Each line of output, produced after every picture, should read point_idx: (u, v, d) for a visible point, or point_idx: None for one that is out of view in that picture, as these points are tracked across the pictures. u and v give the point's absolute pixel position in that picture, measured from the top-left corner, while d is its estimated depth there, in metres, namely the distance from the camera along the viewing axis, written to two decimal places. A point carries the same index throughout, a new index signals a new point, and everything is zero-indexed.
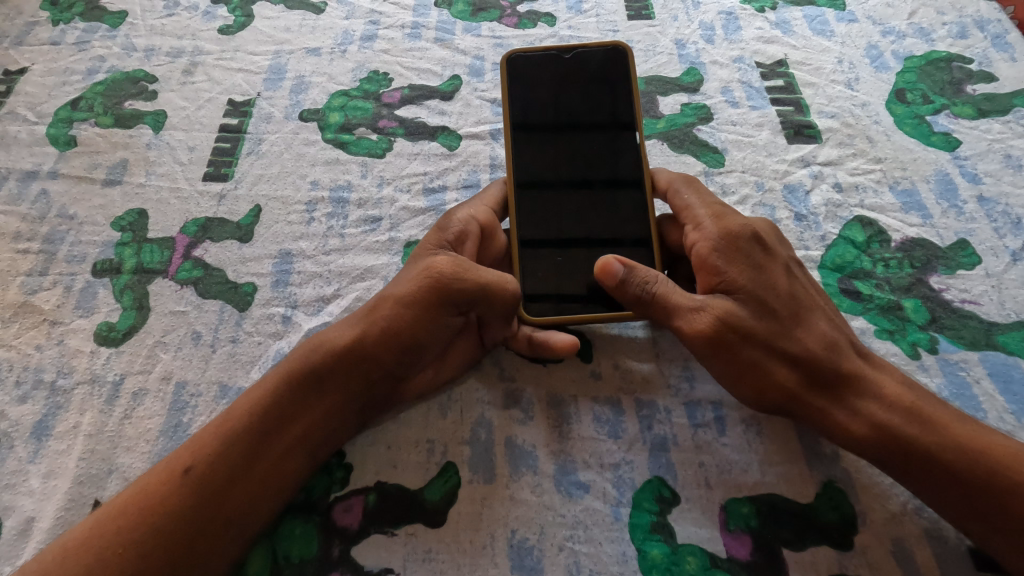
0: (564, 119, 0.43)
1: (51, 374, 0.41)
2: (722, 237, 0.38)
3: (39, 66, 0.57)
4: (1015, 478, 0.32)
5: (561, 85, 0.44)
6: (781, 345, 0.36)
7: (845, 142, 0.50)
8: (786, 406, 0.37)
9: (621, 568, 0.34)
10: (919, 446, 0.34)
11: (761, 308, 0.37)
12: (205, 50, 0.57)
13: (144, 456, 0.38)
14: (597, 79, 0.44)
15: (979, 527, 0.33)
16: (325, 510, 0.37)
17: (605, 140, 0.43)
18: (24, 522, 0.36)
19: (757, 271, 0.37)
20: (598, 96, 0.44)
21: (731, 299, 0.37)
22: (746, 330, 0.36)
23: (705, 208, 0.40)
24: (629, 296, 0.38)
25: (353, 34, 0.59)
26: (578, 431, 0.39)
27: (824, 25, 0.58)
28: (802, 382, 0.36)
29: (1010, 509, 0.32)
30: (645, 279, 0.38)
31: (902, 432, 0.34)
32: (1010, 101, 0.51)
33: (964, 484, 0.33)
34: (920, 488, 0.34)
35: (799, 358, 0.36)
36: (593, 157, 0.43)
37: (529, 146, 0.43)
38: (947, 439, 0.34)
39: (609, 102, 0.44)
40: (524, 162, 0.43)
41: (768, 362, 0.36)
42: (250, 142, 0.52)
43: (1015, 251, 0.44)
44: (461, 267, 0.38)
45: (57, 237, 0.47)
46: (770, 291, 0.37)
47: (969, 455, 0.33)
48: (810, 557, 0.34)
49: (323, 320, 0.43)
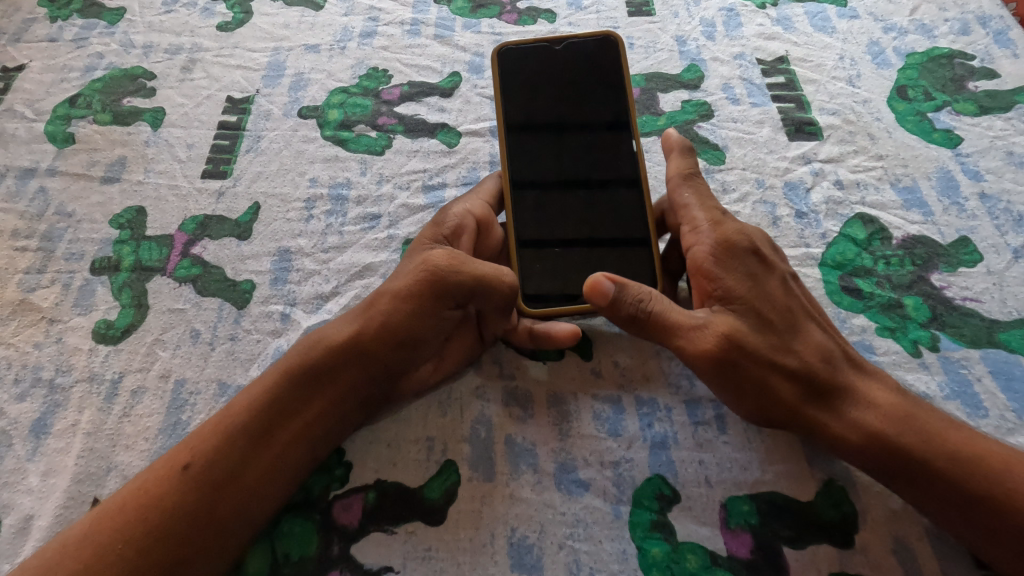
0: (558, 109, 0.43)
1: (50, 372, 0.41)
2: (719, 245, 0.38)
3: (38, 63, 0.56)
4: (1011, 485, 0.32)
5: (553, 77, 0.44)
6: (778, 354, 0.36)
7: (846, 139, 0.50)
8: (781, 416, 0.37)
9: (621, 566, 0.34)
10: (914, 454, 0.33)
11: (757, 317, 0.37)
12: (203, 47, 0.57)
13: (143, 454, 0.38)
14: (588, 69, 0.44)
15: (975, 533, 0.33)
16: (324, 508, 0.36)
17: (599, 130, 0.43)
18: (23, 520, 0.36)
19: (751, 281, 0.37)
20: (590, 86, 0.44)
21: (726, 309, 0.37)
22: (744, 340, 0.36)
23: (700, 215, 0.40)
24: (623, 315, 0.38)
25: (353, 30, 0.58)
26: (578, 429, 0.39)
27: (825, 21, 0.57)
28: (798, 393, 0.36)
29: (1007, 516, 0.32)
30: (639, 295, 0.37)
31: (897, 440, 0.34)
32: (1012, 98, 0.51)
33: (961, 491, 0.33)
34: (915, 496, 0.34)
35: (795, 368, 0.36)
36: (588, 147, 0.43)
37: (525, 138, 0.43)
38: (941, 447, 0.33)
39: (602, 92, 0.44)
40: (521, 153, 0.43)
41: (767, 373, 0.36)
42: (249, 139, 0.52)
43: (1016, 248, 0.44)
44: (459, 261, 0.37)
45: (55, 235, 0.47)
46: (766, 300, 0.37)
47: (965, 462, 0.33)
48: (810, 556, 0.34)
49: (322, 317, 0.43)
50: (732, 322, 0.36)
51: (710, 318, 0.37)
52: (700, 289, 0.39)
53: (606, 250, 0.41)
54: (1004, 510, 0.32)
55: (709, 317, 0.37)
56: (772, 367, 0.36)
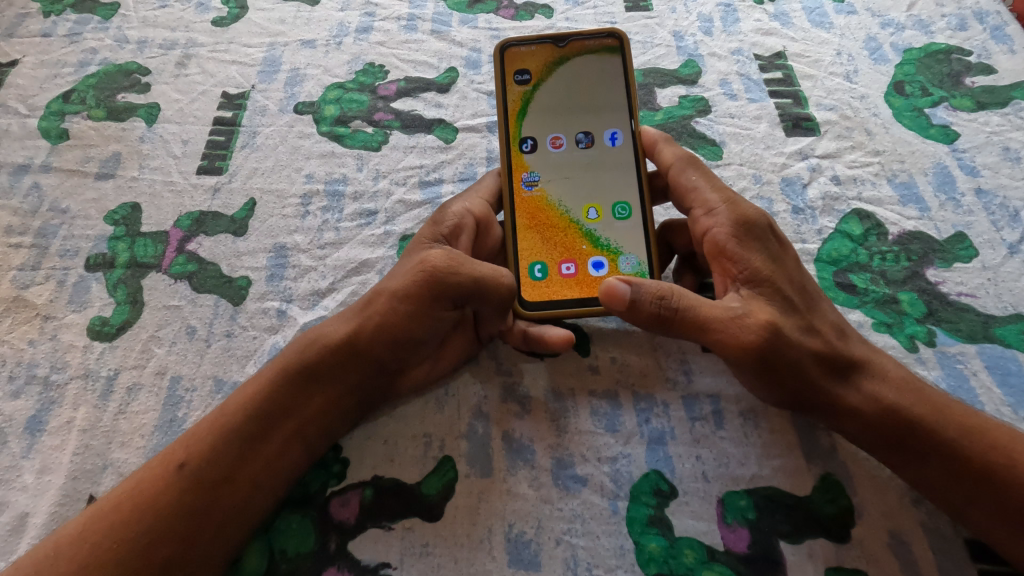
0: (559, 112, 0.43)
1: (45, 369, 0.41)
2: (741, 226, 0.38)
3: (30, 58, 0.56)
4: (1012, 456, 0.33)
5: (556, 79, 0.44)
6: (802, 333, 0.36)
7: (843, 135, 0.50)
8: (799, 396, 0.37)
9: (618, 562, 0.34)
10: (926, 425, 0.34)
11: (783, 296, 0.36)
12: (198, 43, 0.57)
13: (139, 452, 0.38)
14: (593, 69, 0.44)
15: (980, 508, 0.33)
16: (322, 505, 0.36)
17: (601, 132, 0.43)
18: (18, 517, 0.36)
19: (775, 261, 0.37)
20: (594, 89, 0.44)
21: (753, 290, 0.37)
22: (775, 320, 0.36)
23: (718, 193, 0.40)
24: (645, 315, 0.37)
25: (349, 26, 0.58)
26: (575, 425, 0.39)
27: (823, 17, 0.57)
28: (820, 370, 0.36)
29: (1010, 488, 0.32)
30: (664, 296, 0.36)
31: (910, 411, 0.34)
32: (1009, 94, 0.50)
33: (967, 463, 0.33)
34: (921, 470, 0.34)
35: (816, 345, 0.36)
36: (590, 150, 0.43)
37: (527, 141, 0.43)
38: (950, 417, 0.34)
39: (606, 90, 0.43)
40: (524, 157, 0.43)
41: (794, 353, 0.35)
42: (244, 136, 0.51)
43: (1013, 243, 0.44)
44: (457, 261, 0.37)
45: (49, 231, 0.47)
46: (789, 278, 0.37)
47: (971, 432, 0.34)
48: (806, 551, 0.34)
49: (318, 314, 0.43)
50: (760, 302, 0.36)
51: (748, 308, 0.36)
52: (723, 271, 0.39)
53: (602, 246, 0.41)
54: (1007, 481, 0.32)
55: (746, 305, 0.36)
56: (798, 344, 0.36)
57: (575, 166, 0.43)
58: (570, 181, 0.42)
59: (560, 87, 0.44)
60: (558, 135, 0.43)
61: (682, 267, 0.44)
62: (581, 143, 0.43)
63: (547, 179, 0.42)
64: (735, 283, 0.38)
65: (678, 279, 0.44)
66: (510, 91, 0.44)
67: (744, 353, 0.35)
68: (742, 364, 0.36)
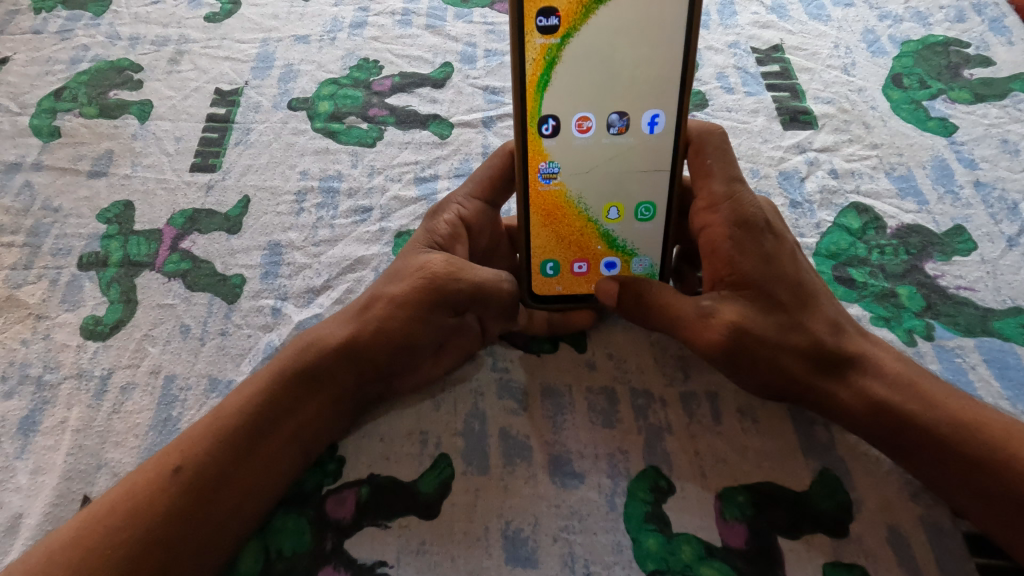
0: (591, 81, 0.37)
1: (38, 368, 0.41)
2: (735, 225, 0.38)
3: (21, 55, 0.56)
4: (1006, 452, 0.33)
5: (592, 26, 0.36)
6: (785, 331, 0.36)
7: (841, 128, 0.50)
8: (783, 390, 0.37)
9: (616, 558, 0.34)
10: (915, 420, 0.34)
11: (768, 296, 0.36)
12: (191, 39, 0.57)
13: (133, 451, 0.38)
14: (640, 15, 0.36)
15: (972, 499, 0.33)
16: (319, 503, 0.36)
17: (635, 111, 0.38)
18: (11, 519, 0.36)
19: (768, 261, 0.37)
20: (637, 44, 0.36)
21: (741, 293, 0.37)
22: (747, 320, 0.36)
23: (719, 185, 0.39)
24: (629, 312, 0.40)
25: (343, 21, 0.58)
26: (572, 421, 0.38)
27: (821, 9, 0.57)
28: (805, 367, 0.36)
29: (1001, 484, 0.32)
30: (639, 291, 0.39)
31: (899, 407, 0.34)
32: (1008, 85, 0.50)
33: (958, 458, 0.33)
34: (913, 463, 0.34)
35: (801, 345, 0.36)
36: (619, 135, 0.39)
37: (549, 121, 0.38)
38: (943, 411, 0.34)
39: (652, 52, 0.37)
40: (544, 142, 0.39)
41: (774, 353, 0.36)
42: (238, 132, 0.51)
43: (1011, 236, 0.43)
44: (456, 267, 0.38)
45: (41, 230, 0.46)
46: (783, 278, 0.37)
47: (964, 425, 0.33)
48: (805, 547, 0.34)
49: (312, 312, 0.43)
50: (735, 302, 0.37)
51: (717, 306, 0.37)
52: (712, 270, 0.39)
53: (618, 246, 0.42)
54: (999, 474, 0.32)
55: (716, 303, 0.37)
56: (781, 343, 0.36)
57: (601, 155, 0.39)
58: (592, 176, 0.40)
59: (596, 46, 0.36)
60: (587, 115, 0.38)
61: (682, 264, 0.45)
62: (614, 127, 0.39)
63: (568, 173, 0.40)
64: (720, 284, 0.38)
65: (677, 278, 0.44)
66: (532, 46, 0.36)
67: (712, 350, 0.37)
68: (716, 360, 0.37)
